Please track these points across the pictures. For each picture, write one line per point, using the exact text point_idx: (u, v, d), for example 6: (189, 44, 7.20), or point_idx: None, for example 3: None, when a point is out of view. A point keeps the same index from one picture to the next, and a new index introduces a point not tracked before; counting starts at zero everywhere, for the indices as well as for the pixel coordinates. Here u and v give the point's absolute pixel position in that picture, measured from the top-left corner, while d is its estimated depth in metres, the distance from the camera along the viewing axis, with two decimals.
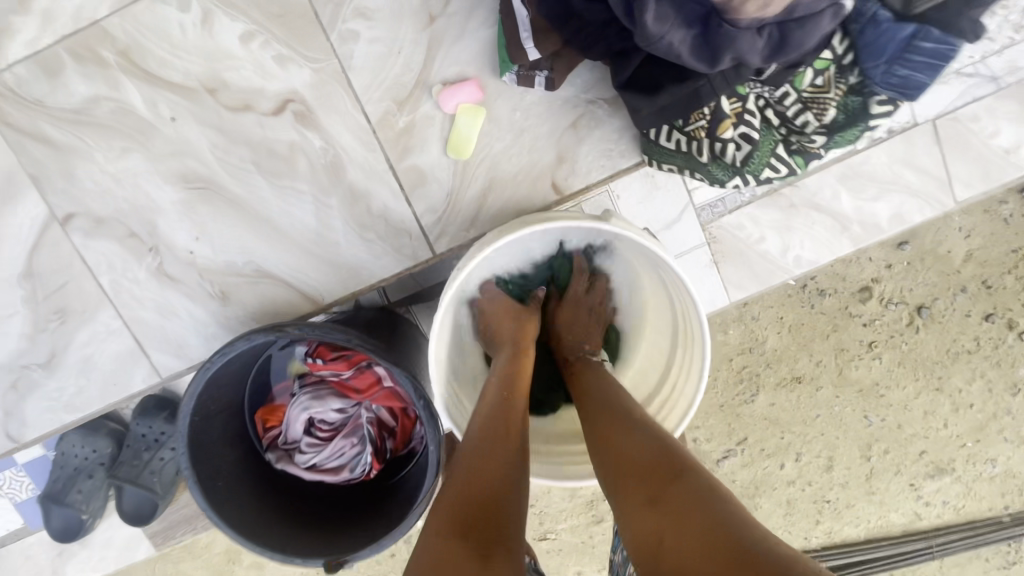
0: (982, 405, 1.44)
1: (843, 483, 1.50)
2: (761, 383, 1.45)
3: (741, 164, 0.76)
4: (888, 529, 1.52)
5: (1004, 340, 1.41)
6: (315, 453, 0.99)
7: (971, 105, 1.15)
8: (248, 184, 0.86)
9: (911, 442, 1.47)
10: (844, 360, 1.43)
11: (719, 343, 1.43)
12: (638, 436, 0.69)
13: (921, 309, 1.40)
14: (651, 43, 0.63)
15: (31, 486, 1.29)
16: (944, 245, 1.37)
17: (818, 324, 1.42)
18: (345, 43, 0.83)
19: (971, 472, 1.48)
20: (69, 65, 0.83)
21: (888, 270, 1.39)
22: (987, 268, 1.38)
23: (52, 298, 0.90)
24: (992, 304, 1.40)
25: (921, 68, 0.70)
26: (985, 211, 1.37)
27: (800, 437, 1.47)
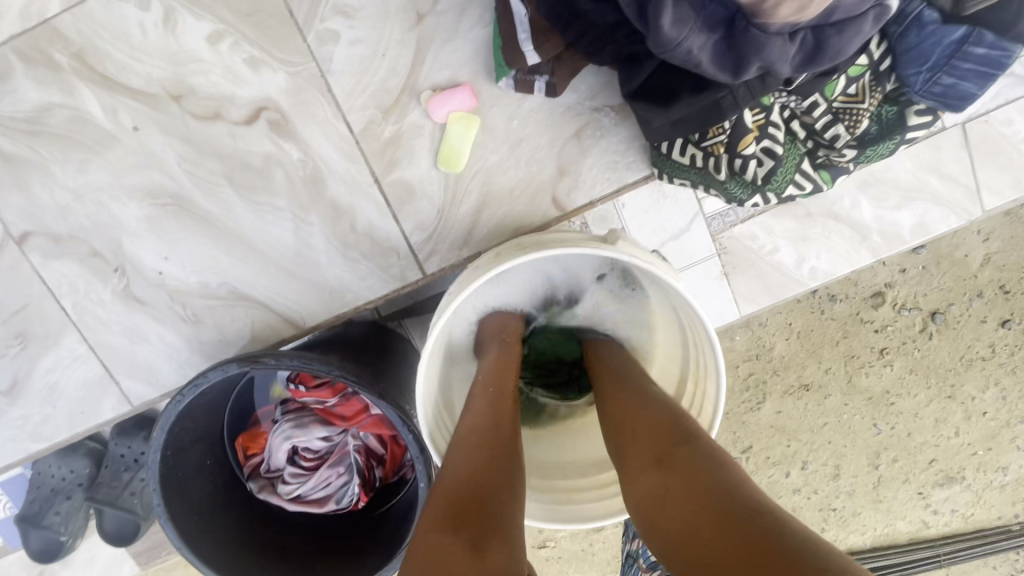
0: (995, 413, 1.39)
1: (849, 491, 1.44)
2: (768, 390, 1.38)
3: (762, 182, 0.68)
4: (894, 537, 1.47)
5: (1021, 347, 1.35)
6: (299, 483, 0.92)
7: (1003, 107, 1.07)
8: (221, 200, 0.79)
9: (921, 450, 1.41)
10: (854, 367, 1.37)
11: (725, 349, 1.36)
12: (644, 407, 0.62)
13: (935, 314, 1.33)
14: (667, 50, 0.54)
15: (9, 505, 1.23)
16: (961, 248, 1.30)
17: (827, 332, 1.35)
18: (324, 45, 0.75)
19: (981, 481, 1.43)
20: (18, 69, 0.75)
21: (902, 275, 1.32)
22: (1005, 272, 1.31)
23: (12, 322, 0.83)
24: (1009, 310, 1.33)
25: (969, 77, 0.63)
26: (1005, 214, 1.30)
27: (807, 445, 1.41)
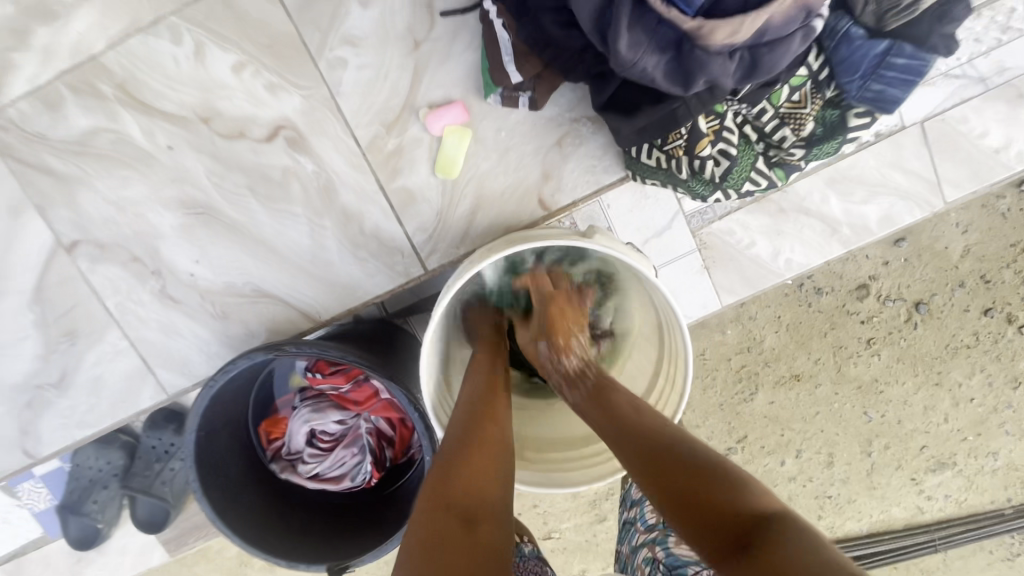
0: (983, 399, 1.46)
1: (843, 479, 1.52)
2: (761, 382, 1.45)
3: (720, 180, 0.77)
4: (889, 523, 1.55)
5: (1003, 335, 1.42)
6: (317, 463, 1.02)
7: (959, 106, 1.15)
8: (245, 208, 0.89)
9: (912, 438, 1.49)
10: (842, 357, 1.44)
11: (716, 343, 1.44)
12: (704, 471, 0.59)
13: (918, 305, 1.41)
14: (625, 69, 0.65)
15: (48, 496, 1.33)
16: (941, 241, 1.38)
17: (816, 323, 1.42)
18: (334, 70, 0.86)
19: (973, 466, 1.50)
20: (69, 99, 0.86)
21: (885, 267, 1.39)
22: (986, 262, 1.39)
23: (62, 321, 0.94)
24: (990, 299, 1.40)
25: (894, 83, 0.72)
26: (983, 206, 1.37)
27: (800, 434, 1.49)
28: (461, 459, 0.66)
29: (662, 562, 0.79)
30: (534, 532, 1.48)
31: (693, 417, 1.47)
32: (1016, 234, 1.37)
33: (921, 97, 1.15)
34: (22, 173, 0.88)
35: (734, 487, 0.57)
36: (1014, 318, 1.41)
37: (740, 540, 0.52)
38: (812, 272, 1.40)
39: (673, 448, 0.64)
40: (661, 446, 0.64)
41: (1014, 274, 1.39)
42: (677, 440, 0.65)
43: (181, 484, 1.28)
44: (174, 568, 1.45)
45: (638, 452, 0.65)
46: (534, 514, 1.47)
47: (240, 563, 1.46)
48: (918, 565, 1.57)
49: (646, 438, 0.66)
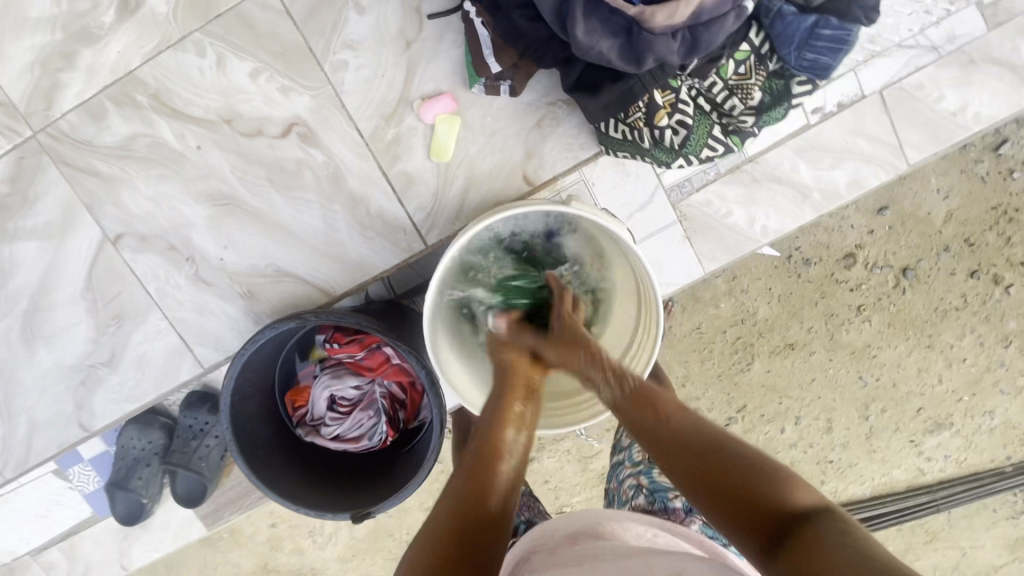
0: (975, 358, 1.52)
1: (843, 443, 1.59)
2: (756, 352, 1.54)
3: (679, 147, 0.87)
4: (893, 485, 1.61)
5: (991, 296, 1.49)
6: (338, 425, 1.13)
7: (915, 74, 1.24)
8: (265, 197, 1.01)
9: (908, 399, 1.55)
10: (834, 324, 1.52)
11: (712, 316, 1.52)
12: (742, 469, 0.64)
13: (906, 271, 1.48)
14: (584, 52, 0.75)
15: (98, 478, 1.31)
16: (923, 208, 1.46)
17: (807, 292, 1.50)
18: (337, 71, 0.97)
19: (970, 425, 1.56)
20: (111, 110, 0.99)
21: (870, 236, 1.47)
22: (968, 226, 1.46)
23: (110, 306, 1.07)
24: (976, 262, 1.47)
25: (824, 52, 0.82)
26: (962, 171, 1.45)
27: (797, 401, 1.56)
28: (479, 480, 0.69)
29: (646, 487, 0.93)
30: (548, 506, 1.58)
31: (694, 387, 1.56)
32: (996, 197, 1.45)
33: (879, 67, 1.24)
34: (73, 177, 1.01)
35: (770, 482, 0.62)
36: (1000, 278, 1.48)
37: (779, 534, 0.57)
38: (799, 244, 1.49)
39: (705, 442, 0.68)
40: (692, 444, 0.69)
41: (996, 236, 1.46)
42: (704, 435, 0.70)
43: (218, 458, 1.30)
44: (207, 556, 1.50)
45: (677, 450, 0.69)
46: (547, 489, 1.57)
47: (271, 546, 1.51)
48: (923, 526, 1.62)
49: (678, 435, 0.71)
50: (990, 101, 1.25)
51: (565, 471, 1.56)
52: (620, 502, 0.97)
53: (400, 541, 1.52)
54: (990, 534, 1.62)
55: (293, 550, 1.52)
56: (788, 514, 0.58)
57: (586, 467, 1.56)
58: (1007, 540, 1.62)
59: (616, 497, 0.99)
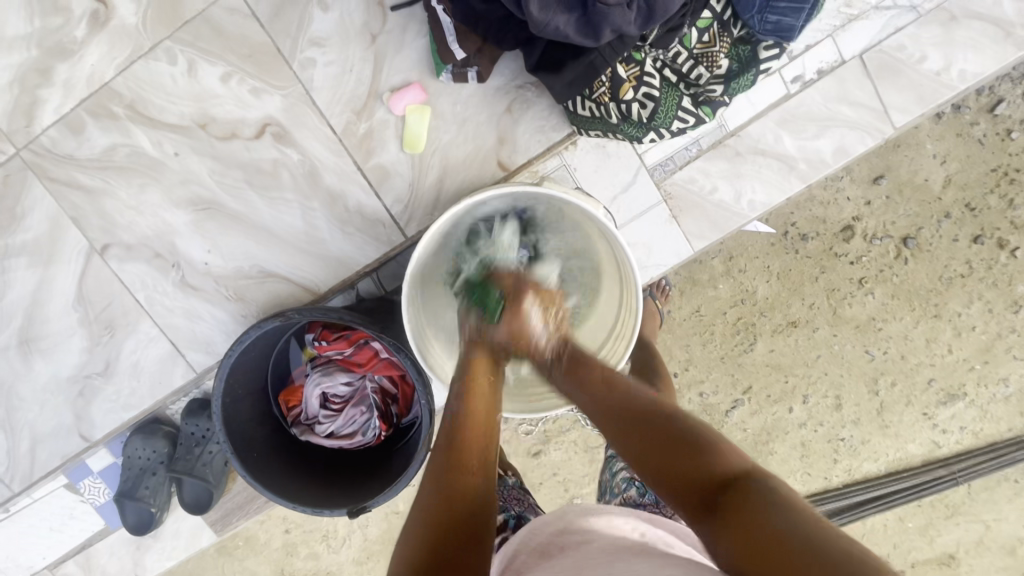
0: (984, 326, 1.49)
1: (854, 419, 1.56)
2: (758, 331, 1.51)
3: (648, 120, 0.87)
4: (908, 460, 1.57)
5: (997, 260, 1.45)
6: (331, 422, 1.14)
7: (896, 35, 1.22)
8: (243, 199, 1.03)
9: (918, 370, 1.52)
10: (836, 299, 1.49)
11: (712, 298, 1.50)
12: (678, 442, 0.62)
13: (906, 240, 1.45)
14: (541, 29, 0.74)
15: (108, 490, 1.30)
16: (920, 174, 1.43)
17: (805, 268, 1.48)
18: (306, 69, 0.98)
19: (984, 395, 1.53)
20: (89, 122, 1.01)
21: (867, 206, 1.45)
22: (968, 191, 1.43)
23: (101, 316, 1.09)
24: (979, 227, 1.44)
25: (788, 12, 0.81)
26: (958, 135, 1.42)
27: (804, 379, 1.54)
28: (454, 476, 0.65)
29: (638, 480, 0.95)
30: (557, 499, 1.57)
31: (696, 370, 1.54)
32: (995, 159, 1.42)
33: (859, 31, 1.22)
34: (57, 191, 1.03)
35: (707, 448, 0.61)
36: (1005, 242, 1.44)
37: (709, 502, 0.57)
38: (795, 220, 1.47)
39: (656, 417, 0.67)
40: (630, 415, 0.68)
41: (998, 198, 1.43)
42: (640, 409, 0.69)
43: (222, 465, 1.28)
44: (222, 564, 1.52)
45: (615, 425, 0.69)
46: (556, 482, 1.56)
47: (285, 552, 1.52)
48: (943, 501, 1.59)
49: (614, 410, 0.70)
50: (976, 59, 1.22)
51: (573, 463, 1.55)
52: (612, 494, 0.98)
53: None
54: (1013, 505, 1.58)
55: (309, 555, 1.53)
56: (717, 478, 0.58)
57: (593, 457, 1.55)
58: None
59: (610, 491, 1.00)
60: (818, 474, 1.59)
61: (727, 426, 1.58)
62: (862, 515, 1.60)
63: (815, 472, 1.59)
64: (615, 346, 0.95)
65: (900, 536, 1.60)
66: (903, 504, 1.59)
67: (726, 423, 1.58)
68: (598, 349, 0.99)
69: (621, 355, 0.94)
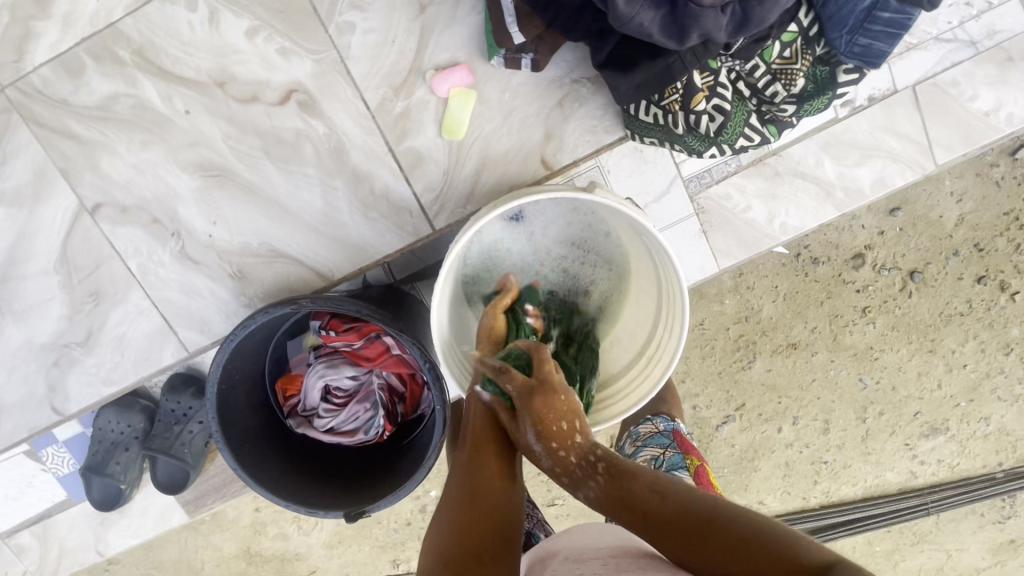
0: (975, 365, 1.50)
1: (840, 444, 1.56)
2: (758, 350, 1.49)
3: (715, 135, 0.81)
4: (885, 487, 1.59)
5: (996, 302, 1.45)
6: (332, 417, 1.06)
7: (950, 69, 1.18)
8: (260, 170, 0.93)
9: (905, 403, 1.53)
10: (838, 325, 1.48)
11: (716, 313, 1.47)
12: (758, 547, 0.57)
13: (913, 274, 1.44)
14: (623, 24, 0.67)
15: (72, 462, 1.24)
16: (936, 211, 1.41)
17: (812, 293, 1.46)
18: (343, 35, 0.89)
19: (965, 431, 1.54)
20: (89, 66, 0.90)
21: (880, 236, 1.43)
22: (979, 232, 1.42)
23: (86, 282, 0.98)
24: (984, 268, 1.44)
25: (881, 37, 0.75)
26: (978, 174, 1.40)
27: (797, 401, 1.53)
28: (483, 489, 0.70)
29: None
30: (539, 499, 1.54)
31: (693, 383, 1.52)
32: (1010, 203, 1.41)
33: (913, 61, 1.18)
34: (45, 138, 0.92)
35: (777, 545, 0.57)
36: (1006, 285, 1.44)
37: None
38: (809, 242, 1.44)
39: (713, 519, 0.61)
40: (681, 523, 0.62)
41: (1007, 242, 1.42)
42: (728, 534, 0.59)
43: (203, 446, 1.21)
44: (188, 539, 1.45)
45: (664, 537, 0.63)
46: (539, 482, 1.53)
47: (254, 531, 1.45)
48: (911, 528, 1.61)
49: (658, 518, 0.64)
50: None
51: None
52: None
53: (388, 529, 1.47)
54: (976, 537, 1.61)
55: (278, 535, 1.46)
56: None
57: None
58: (992, 544, 1.61)
59: None
60: (797, 493, 1.60)
61: (716, 441, 1.57)
62: (834, 535, 1.62)
63: (794, 491, 1.60)
64: (647, 369, 0.91)
65: (865, 557, 1.63)
66: (872, 528, 1.61)
67: (715, 438, 1.56)
68: (628, 364, 0.95)
69: (656, 378, 0.89)
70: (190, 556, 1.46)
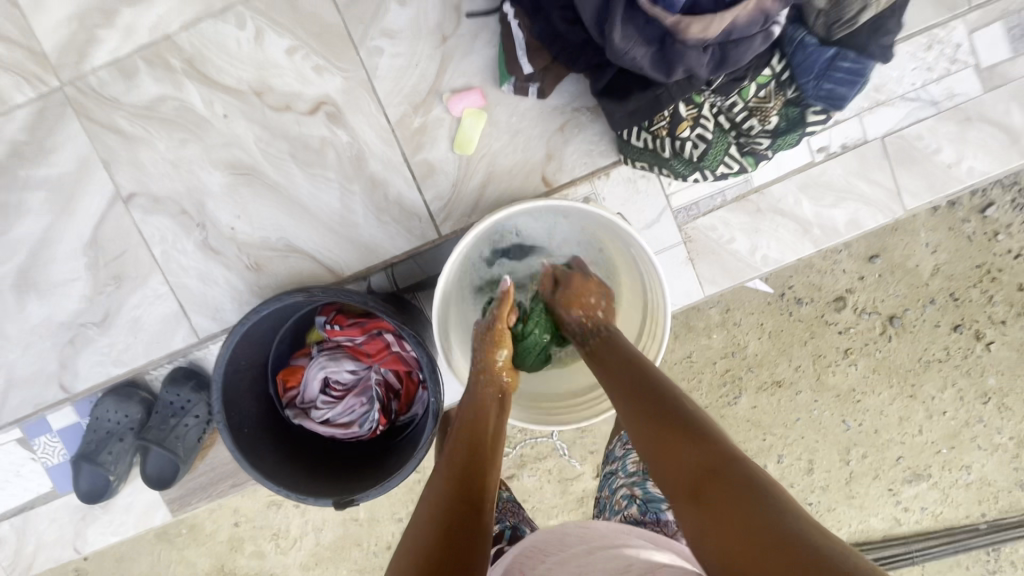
0: (954, 412, 1.55)
1: (824, 486, 1.59)
2: (744, 386, 1.55)
3: (698, 160, 0.91)
4: (869, 533, 1.61)
5: (973, 351, 1.52)
6: (329, 409, 1.11)
7: (915, 125, 1.31)
8: (286, 172, 1.02)
9: (888, 447, 1.57)
10: (821, 365, 1.54)
11: (704, 347, 1.53)
12: (686, 430, 0.67)
13: (893, 319, 1.52)
14: (618, 57, 0.78)
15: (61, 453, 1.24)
16: (912, 260, 1.50)
17: (797, 332, 1.53)
18: (372, 57, 1.00)
19: (947, 479, 1.58)
20: (142, 70, 1.00)
21: (860, 282, 1.51)
22: (954, 282, 1.50)
23: (111, 265, 1.05)
24: (960, 316, 1.51)
25: (842, 83, 0.86)
26: (951, 228, 1.49)
27: (781, 439, 1.57)
28: (466, 462, 0.76)
29: (640, 497, 0.86)
30: None
31: None
32: (981, 256, 1.49)
33: (882, 115, 1.30)
34: (94, 132, 1.01)
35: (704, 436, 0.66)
36: (981, 335, 1.52)
37: (699, 480, 0.61)
38: (792, 283, 1.51)
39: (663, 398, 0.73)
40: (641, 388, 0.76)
41: (980, 293, 1.50)
42: (673, 415, 0.70)
43: (198, 442, 1.12)
44: (165, 546, 1.44)
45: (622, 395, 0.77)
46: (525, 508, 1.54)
47: (231, 547, 1.45)
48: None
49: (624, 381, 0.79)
50: (983, 159, 1.31)
51: (544, 491, 1.53)
52: (611, 512, 0.90)
53: (368, 552, 1.46)
54: None
55: (255, 553, 1.46)
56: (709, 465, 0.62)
57: (566, 489, 1.53)
58: None
59: (608, 508, 0.92)
60: None
61: None
62: None
63: None
64: None
65: None
66: None
67: None
68: None
69: None
70: (160, 571, 1.45)
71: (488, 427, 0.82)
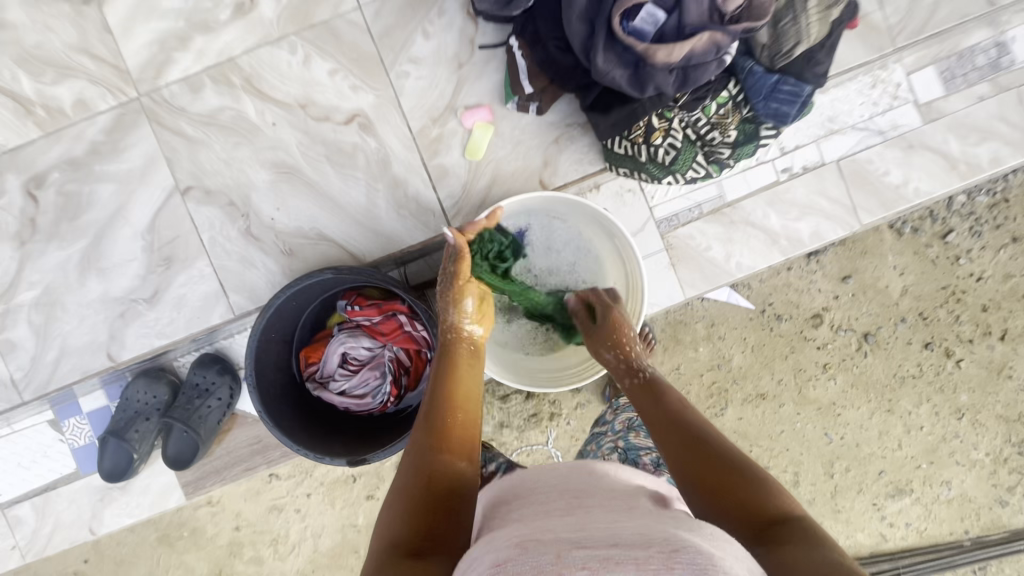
0: (931, 428, 1.65)
1: (810, 499, 1.68)
2: (729, 398, 1.65)
3: (670, 164, 1.09)
4: (857, 549, 1.68)
5: (944, 367, 1.63)
6: (345, 381, 1.24)
7: (865, 150, 1.50)
8: (321, 171, 1.20)
9: (870, 461, 1.66)
10: (802, 379, 1.65)
11: (691, 358, 1.64)
12: (731, 471, 0.70)
13: (867, 335, 1.63)
14: (601, 76, 0.98)
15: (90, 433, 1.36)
16: (881, 281, 1.61)
17: (778, 345, 1.64)
18: (399, 78, 1.20)
19: (929, 494, 1.66)
20: (207, 84, 1.20)
21: (835, 300, 1.63)
22: (922, 301, 1.62)
23: (164, 249, 1.21)
24: (930, 334, 1.63)
25: (785, 103, 1.05)
26: (915, 253, 1.61)
27: (766, 451, 1.67)
28: (443, 433, 0.82)
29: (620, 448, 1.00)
30: None
31: None
32: (945, 278, 1.62)
33: (837, 142, 1.50)
34: (162, 135, 1.20)
35: (753, 483, 0.68)
36: (951, 352, 1.63)
37: (761, 526, 0.64)
38: (772, 300, 1.63)
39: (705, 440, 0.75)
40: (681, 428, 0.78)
41: (946, 312, 1.62)
42: (715, 456, 0.72)
43: (217, 422, 1.29)
44: (166, 553, 1.47)
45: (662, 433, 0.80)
46: None
47: (229, 552, 1.48)
48: None
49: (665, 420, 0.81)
50: (927, 181, 1.50)
51: None
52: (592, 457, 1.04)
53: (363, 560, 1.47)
54: None
55: (252, 559, 1.48)
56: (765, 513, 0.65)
57: None
58: None
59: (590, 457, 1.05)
60: None
61: None
62: None
63: None
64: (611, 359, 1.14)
65: None
66: None
67: None
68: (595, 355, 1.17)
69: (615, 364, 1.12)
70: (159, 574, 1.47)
71: (462, 388, 0.89)
